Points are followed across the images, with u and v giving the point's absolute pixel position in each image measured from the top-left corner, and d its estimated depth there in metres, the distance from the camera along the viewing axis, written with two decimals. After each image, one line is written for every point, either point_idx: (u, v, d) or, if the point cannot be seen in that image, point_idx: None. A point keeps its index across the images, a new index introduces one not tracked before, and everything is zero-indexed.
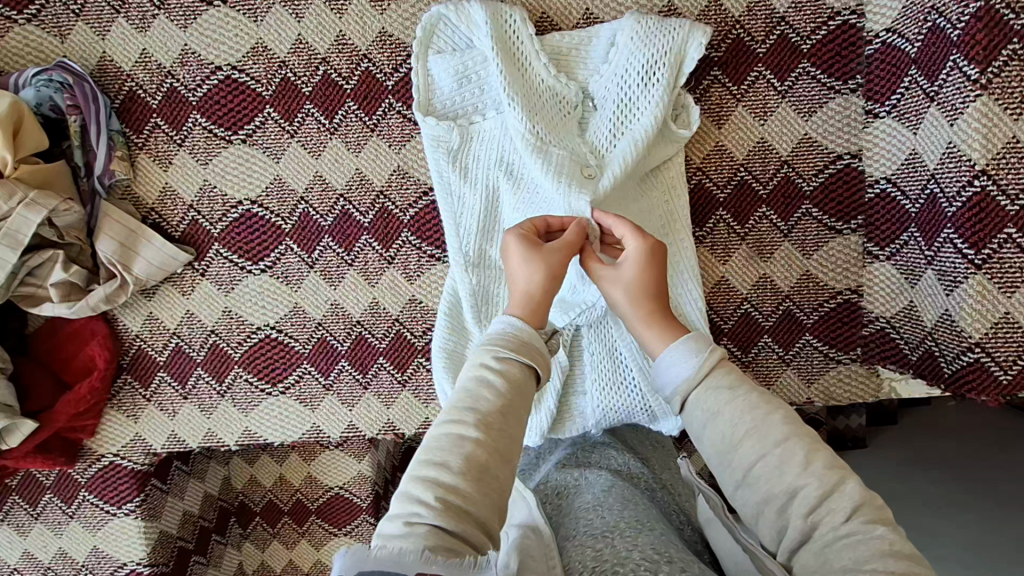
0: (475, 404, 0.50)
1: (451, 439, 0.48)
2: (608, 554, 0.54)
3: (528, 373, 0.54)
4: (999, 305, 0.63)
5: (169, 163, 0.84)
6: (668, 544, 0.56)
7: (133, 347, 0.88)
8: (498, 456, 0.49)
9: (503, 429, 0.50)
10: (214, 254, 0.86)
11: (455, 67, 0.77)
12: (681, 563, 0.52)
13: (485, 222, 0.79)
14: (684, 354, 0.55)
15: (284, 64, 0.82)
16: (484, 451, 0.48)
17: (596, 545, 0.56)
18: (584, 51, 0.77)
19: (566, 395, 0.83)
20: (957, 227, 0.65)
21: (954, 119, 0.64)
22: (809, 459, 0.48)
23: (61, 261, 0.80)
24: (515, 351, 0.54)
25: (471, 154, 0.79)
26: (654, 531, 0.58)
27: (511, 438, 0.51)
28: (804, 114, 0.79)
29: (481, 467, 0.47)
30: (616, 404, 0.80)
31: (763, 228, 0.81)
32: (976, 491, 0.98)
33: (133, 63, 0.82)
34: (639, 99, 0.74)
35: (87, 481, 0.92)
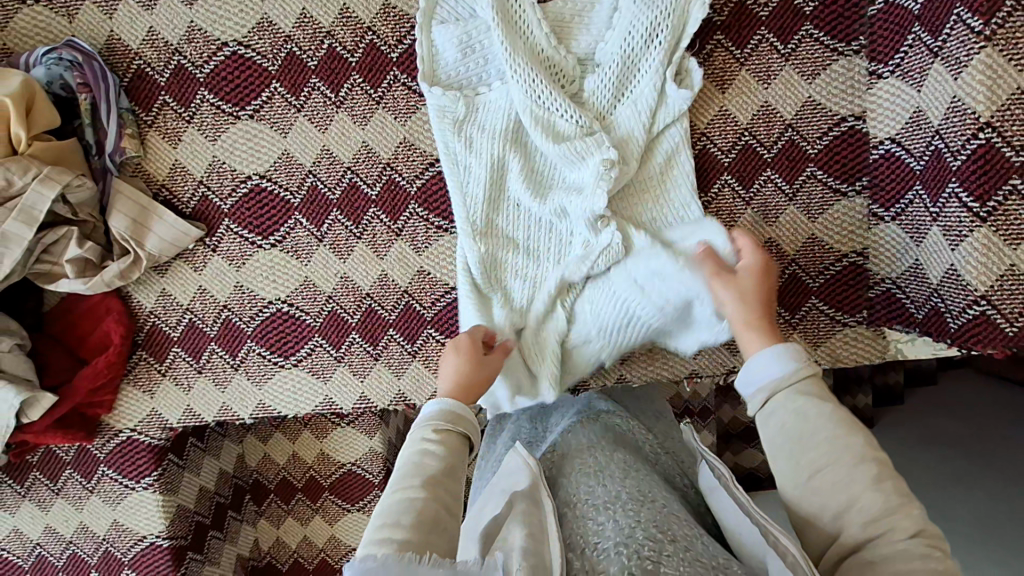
0: (420, 469, 0.59)
1: (404, 499, 0.56)
2: (609, 530, 0.56)
3: (460, 442, 0.63)
4: (1005, 258, 0.63)
5: (178, 140, 0.85)
6: (670, 522, 0.57)
7: (148, 323, 0.89)
8: (442, 515, 0.57)
9: (445, 492, 0.58)
10: (224, 229, 0.87)
11: (460, 39, 0.78)
12: (684, 545, 0.54)
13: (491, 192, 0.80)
14: (780, 361, 0.57)
15: (289, 39, 0.82)
16: (430, 510, 0.56)
17: (598, 520, 0.58)
18: (586, 18, 0.78)
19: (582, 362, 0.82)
20: (962, 180, 0.65)
21: (958, 73, 0.65)
22: (880, 477, 0.50)
23: (76, 237, 0.82)
24: (451, 422, 0.64)
25: (476, 124, 0.79)
26: (656, 504, 0.60)
27: (455, 492, 0.60)
28: (807, 75, 0.79)
29: (429, 522, 0.55)
30: None
31: (768, 191, 0.81)
32: (978, 468, 1.00)
33: (141, 41, 0.83)
34: (641, 61, 0.76)
35: (106, 456, 0.94)
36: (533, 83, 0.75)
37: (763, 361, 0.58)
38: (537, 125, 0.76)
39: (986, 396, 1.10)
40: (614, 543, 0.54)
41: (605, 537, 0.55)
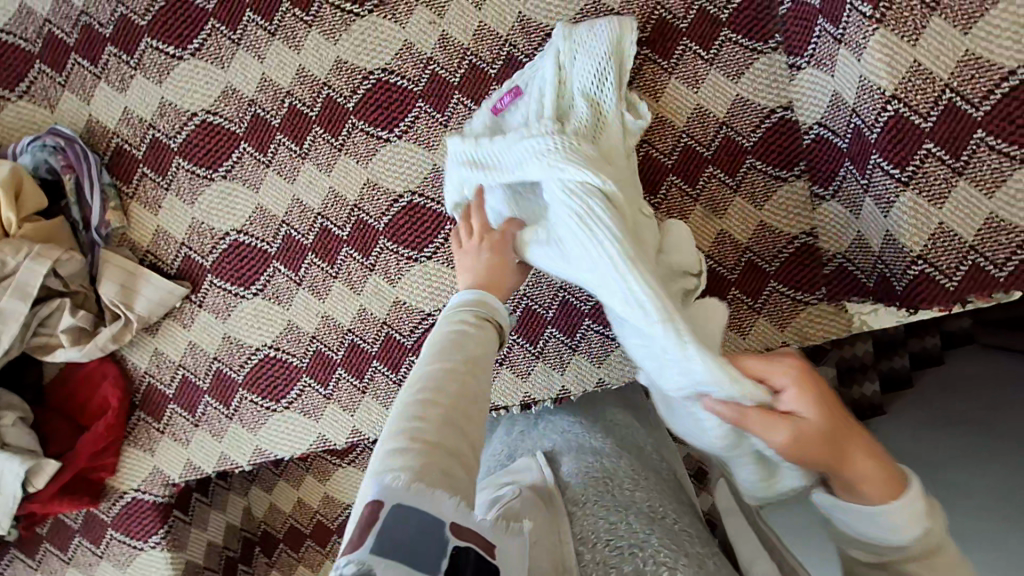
0: (450, 355, 0.57)
1: (437, 376, 0.55)
2: (623, 530, 0.59)
3: (491, 331, 0.62)
4: (933, 217, 0.68)
5: (159, 207, 0.91)
6: (684, 537, 0.60)
7: (143, 383, 0.93)
8: (469, 405, 0.55)
9: (471, 385, 0.56)
10: (208, 284, 0.92)
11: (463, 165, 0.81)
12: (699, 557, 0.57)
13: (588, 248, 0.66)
14: (894, 526, 0.51)
15: (253, 102, 0.89)
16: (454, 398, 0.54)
17: (609, 517, 0.61)
18: (534, 84, 0.82)
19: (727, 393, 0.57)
20: (882, 151, 0.70)
21: (860, 54, 0.70)
22: None
23: (69, 307, 0.86)
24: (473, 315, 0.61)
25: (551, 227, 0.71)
26: (666, 521, 0.63)
27: (482, 391, 0.57)
28: (734, 76, 0.84)
29: (454, 416, 0.53)
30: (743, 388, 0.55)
31: (714, 186, 0.86)
32: (970, 423, 0.92)
33: (118, 121, 0.90)
34: (601, 98, 0.80)
35: (113, 519, 0.96)
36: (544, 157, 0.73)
37: (887, 528, 0.51)
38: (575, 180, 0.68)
39: (992, 371, 0.96)
40: (628, 543, 0.57)
41: (617, 535, 0.58)
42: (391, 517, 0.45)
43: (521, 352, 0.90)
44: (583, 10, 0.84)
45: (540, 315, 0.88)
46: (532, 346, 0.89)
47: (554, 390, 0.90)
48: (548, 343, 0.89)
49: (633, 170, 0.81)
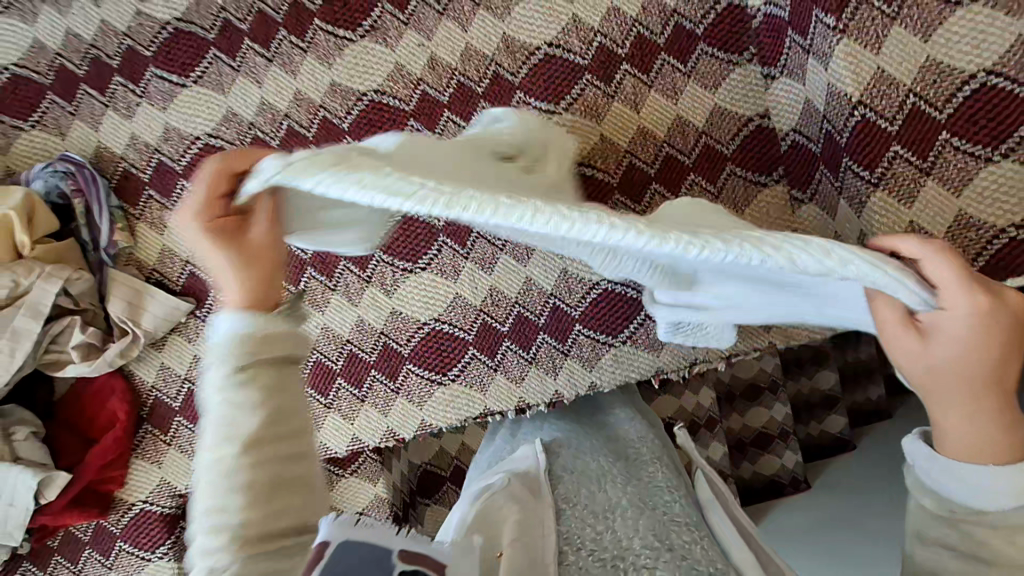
0: (237, 427, 0.47)
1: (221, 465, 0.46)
2: (608, 539, 0.60)
3: (285, 360, 0.50)
4: (904, 214, 0.71)
5: (165, 227, 0.95)
6: (668, 528, 0.61)
7: (151, 397, 0.97)
8: (283, 460, 0.48)
9: (276, 438, 0.48)
10: (212, 299, 0.95)
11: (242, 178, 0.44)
12: (682, 553, 0.57)
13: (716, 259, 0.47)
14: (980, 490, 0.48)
15: (253, 125, 0.93)
16: (258, 471, 0.46)
17: (596, 526, 0.62)
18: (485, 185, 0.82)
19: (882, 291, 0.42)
20: (852, 154, 0.74)
21: (827, 62, 0.73)
22: None
23: (79, 325, 0.90)
24: (255, 346, 0.48)
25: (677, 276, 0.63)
26: (656, 511, 0.64)
27: (293, 427, 0.49)
28: (712, 87, 0.88)
29: (267, 487, 0.47)
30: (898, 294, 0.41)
31: (696, 192, 0.89)
32: None
33: (125, 146, 0.95)
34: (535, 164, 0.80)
35: (121, 531, 0.98)
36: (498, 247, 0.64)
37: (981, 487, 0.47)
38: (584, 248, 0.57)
39: None
40: (610, 555, 0.58)
41: (600, 544, 0.60)
42: (341, 551, 0.50)
43: (515, 358, 0.92)
44: (564, 30, 0.89)
45: (533, 322, 0.91)
46: (526, 352, 0.92)
47: (548, 395, 0.92)
48: (540, 349, 0.92)
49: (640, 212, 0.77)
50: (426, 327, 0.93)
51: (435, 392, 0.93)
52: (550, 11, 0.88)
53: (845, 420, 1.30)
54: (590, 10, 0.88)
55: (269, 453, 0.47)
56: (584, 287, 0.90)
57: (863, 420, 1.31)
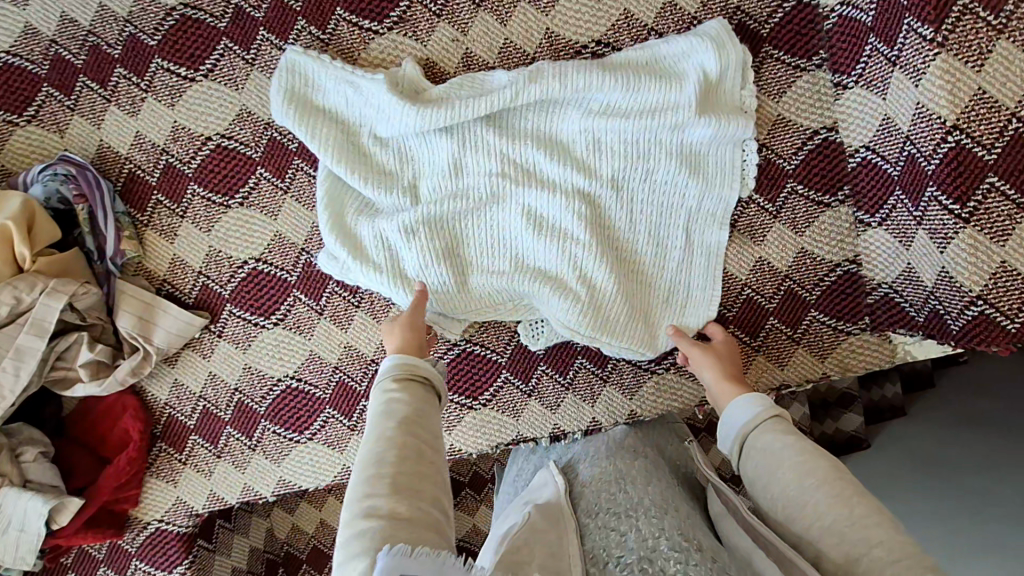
0: (391, 412, 0.59)
1: (378, 450, 0.57)
2: (631, 541, 0.58)
3: (422, 385, 0.63)
4: (995, 255, 0.64)
5: (175, 235, 0.88)
6: (695, 530, 0.59)
7: (164, 414, 0.92)
8: (431, 444, 0.59)
9: (424, 425, 0.59)
10: (227, 314, 0.89)
11: (285, 82, 0.80)
12: (711, 555, 0.55)
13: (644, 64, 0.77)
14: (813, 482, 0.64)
15: (269, 125, 0.86)
16: (405, 454, 0.56)
17: (620, 527, 0.60)
18: (583, 271, 0.80)
19: (655, 100, 0.76)
20: (939, 184, 0.66)
21: (919, 80, 0.66)
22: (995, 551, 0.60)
23: (86, 341, 0.85)
24: (400, 378, 0.63)
25: (630, 238, 0.81)
26: (679, 513, 0.62)
27: (432, 428, 0.60)
28: (774, 95, 0.80)
29: (418, 473, 0.55)
30: (635, 135, 0.78)
31: (752, 212, 0.81)
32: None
33: (130, 146, 0.87)
34: (558, 268, 0.80)
35: (137, 549, 0.95)
36: (528, 258, 0.81)
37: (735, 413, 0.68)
38: (525, 190, 0.79)
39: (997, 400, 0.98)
40: (638, 557, 0.56)
41: (627, 550, 0.57)
42: None
43: (550, 382, 0.87)
44: (614, 27, 0.80)
45: (570, 345, 0.86)
46: (562, 377, 0.87)
47: (583, 423, 0.87)
48: (577, 374, 0.87)
49: (649, 199, 0.80)
50: (455, 348, 0.87)
51: (465, 416, 0.88)
52: (599, 5, 0.80)
53: (861, 419, 1.18)
54: (645, 5, 0.79)
55: (412, 449, 0.57)
56: None
57: (875, 416, 1.20)
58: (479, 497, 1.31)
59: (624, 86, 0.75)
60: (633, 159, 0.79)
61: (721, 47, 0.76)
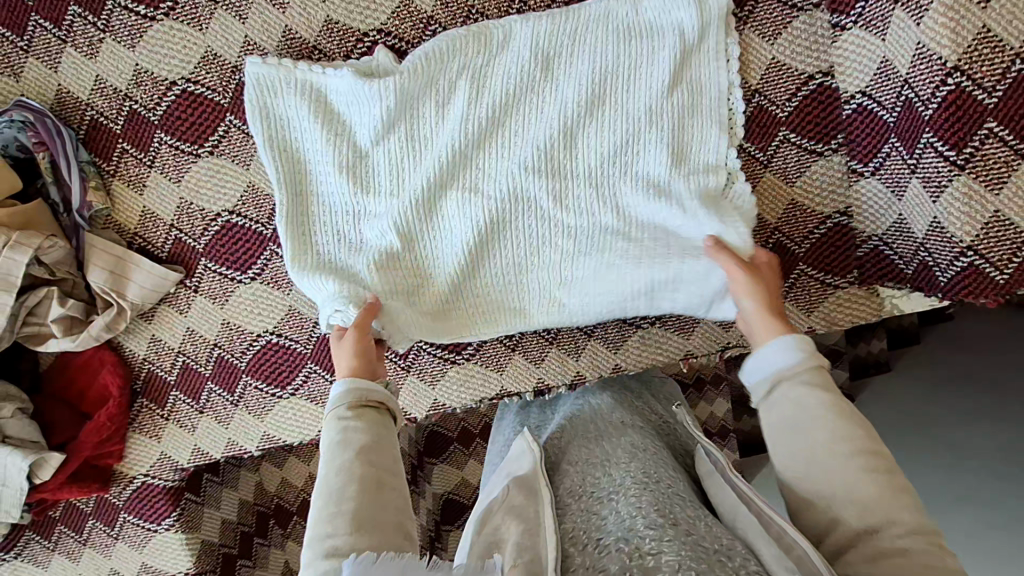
0: (348, 443, 0.60)
1: (337, 479, 0.58)
2: (609, 524, 0.57)
3: (378, 409, 0.65)
4: (988, 205, 0.62)
5: (143, 186, 0.85)
6: (672, 504, 0.58)
7: (143, 370, 0.90)
8: (388, 470, 0.60)
9: (380, 453, 0.61)
10: (202, 268, 0.87)
11: (258, 106, 0.78)
12: (685, 527, 0.54)
13: (619, 16, 0.74)
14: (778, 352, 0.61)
15: (237, 69, 0.81)
16: (370, 480, 0.58)
17: (601, 512, 0.60)
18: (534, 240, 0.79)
19: (618, 58, 0.74)
20: (935, 128, 0.63)
21: (920, 18, 0.62)
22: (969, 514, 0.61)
23: (57, 297, 0.82)
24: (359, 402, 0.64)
25: (590, 202, 0.77)
26: (660, 486, 0.61)
27: (391, 454, 0.62)
28: (768, 37, 0.76)
29: (378, 489, 0.58)
30: (598, 91, 0.75)
31: (744, 160, 0.78)
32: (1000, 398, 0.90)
33: (91, 91, 0.82)
34: (510, 236, 0.79)
35: (125, 503, 0.95)
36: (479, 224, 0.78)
37: (772, 351, 0.61)
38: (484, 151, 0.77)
39: (974, 360, 1.00)
40: (614, 538, 0.55)
41: (606, 532, 0.56)
42: None
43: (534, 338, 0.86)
44: None
45: None
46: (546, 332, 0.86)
47: (567, 377, 0.87)
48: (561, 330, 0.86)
49: (615, 157, 0.76)
50: None
51: (448, 372, 0.88)
52: None
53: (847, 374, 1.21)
54: None
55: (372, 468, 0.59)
56: None
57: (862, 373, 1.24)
58: (469, 451, 1.35)
59: (587, 39, 0.74)
60: (597, 115, 0.75)
61: (702, 4, 0.73)
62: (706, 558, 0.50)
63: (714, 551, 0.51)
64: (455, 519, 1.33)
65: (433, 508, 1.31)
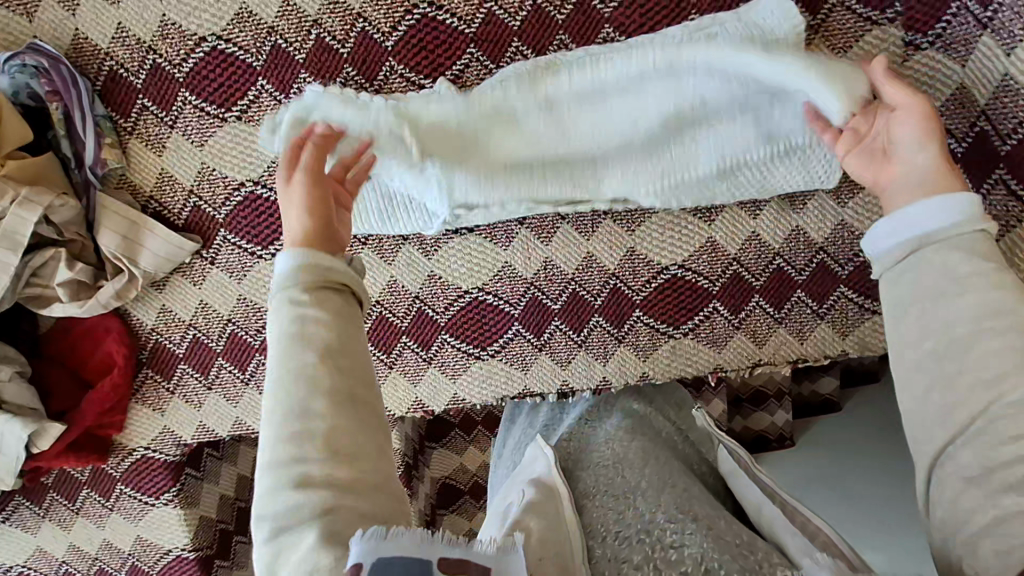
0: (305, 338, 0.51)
1: (300, 386, 0.50)
2: (630, 514, 0.55)
3: (341, 292, 0.55)
4: None
5: (163, 147, 0.80)
6: (690, 502, 0.58)
7: (151, 341, 0.86)
8: (360, 383, 0.52)
9: (345, 358, 0.52)
10: (220, 240, 0.82)
11: (315, 122, 0.76)
12: (707, 523, 0.54)
13: (694, 48, 0.70)
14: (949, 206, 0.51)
15: (273, 30, 0.75)
16: (334, 386, 0.50)
17: (618, 506, 0.57)
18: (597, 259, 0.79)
19: (689, 91, 0.71)
20: (1011, 166, 0.63)
21: (1012, 47, 0.62)
22: None
23: (64, 259, 0.77)
24: (306, 292, 0.53)
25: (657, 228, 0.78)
26: (677, 488, 0.60)
27: (355, 358, 0.52)
28: (838, 50, 0.70)
29: (346, 397, 0.50)
30: (670, 119, 0.73)
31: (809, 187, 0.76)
32: None
33: (111, 39, 0.76)
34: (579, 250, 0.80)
35: (122, 474, 0.92)
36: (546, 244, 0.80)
37: (942, 202, 0.51)
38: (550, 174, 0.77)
39: None
40: (636, 530, 0.53)
41: (626, 523, 0.55)
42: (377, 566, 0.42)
43: (563, 339, 0.84)
44: None
45: (587, 302, 0.82)
46: (576, 334, 0.84)
47: (593, 381, 0.85)
48: (592, 332, 0.84)
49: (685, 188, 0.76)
50: (467, 296, 0.83)
51: (471, 367, 0.86)
52: None
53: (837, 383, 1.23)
54: None
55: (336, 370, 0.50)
56: (651, 271, 0.80)
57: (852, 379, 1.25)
58: (469, 438, 1.34)
59: (656, 67, 0.71)
60: (669, 146, 0.75)
61: (778, 33, 0.68)
62: (731, 551, 0.51)
63: (736, 545, 0.52)
64: (450, 503, 1.33)
65: (429, 493, 1.29)
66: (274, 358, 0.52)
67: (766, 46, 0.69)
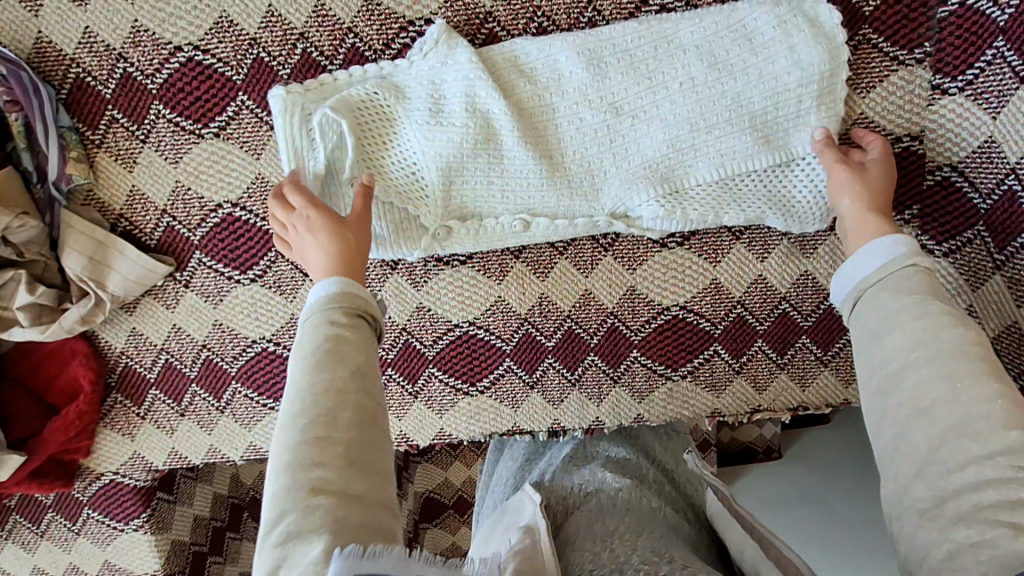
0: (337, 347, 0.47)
1: (321, 393, 0.44)
2: (606, 557, 0.49)
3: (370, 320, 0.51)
4: None
5: (134, 162, 0.74)
6: (666, 544, 0.51)
7: (120, 364, 0.81)
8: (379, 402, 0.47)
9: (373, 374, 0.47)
10: (195, 263, 0.77)
11: (288, 134, 0.69)
12: (682, 563, 0.47)
13: (716, 77, 0.65)
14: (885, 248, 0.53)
15: (255, 43, 0.69)
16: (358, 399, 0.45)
17: (595, 547, 0.50)
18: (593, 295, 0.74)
19: (707, 122, 0.67)
20: None
21: None
22: None
23: (25, 281, 0.72)
24: (344, 311, 0.49)
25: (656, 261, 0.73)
26: (652, 530, 0.54)
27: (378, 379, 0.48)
28: (862, 91, 0.67)
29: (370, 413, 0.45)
30: (683, 147, 0.68)
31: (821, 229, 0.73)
32: None
33: (77, 44, 0.69)
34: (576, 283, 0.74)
35: (89, 498, 0.88)
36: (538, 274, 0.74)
37: (869, 253, 0.54)
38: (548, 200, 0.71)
39: None
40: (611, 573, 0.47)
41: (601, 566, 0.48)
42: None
43: (555, 377, 0.80)
44: None
45: (583, 340, 0.78)
46: (570, 373, 0.80)
47: (585, 421, 0.82)
48: (586, 371, 0.80)
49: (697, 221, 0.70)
50: (457, 330, 0.78)
51: (459, 403, 0.82)
52: None
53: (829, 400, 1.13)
54: None
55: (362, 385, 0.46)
56: (650, 310, 0.76)
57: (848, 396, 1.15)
58: (455, 453, 1.31)
59: (673, 95, 0.66)
60: (682, 175, 0.69)
61: (809, 65, 0.64)
62: None
63: None
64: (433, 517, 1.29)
65: (413, 508, 1.26)
66: (299, 363, 0.47)
67: (786, 82, 0.65)
